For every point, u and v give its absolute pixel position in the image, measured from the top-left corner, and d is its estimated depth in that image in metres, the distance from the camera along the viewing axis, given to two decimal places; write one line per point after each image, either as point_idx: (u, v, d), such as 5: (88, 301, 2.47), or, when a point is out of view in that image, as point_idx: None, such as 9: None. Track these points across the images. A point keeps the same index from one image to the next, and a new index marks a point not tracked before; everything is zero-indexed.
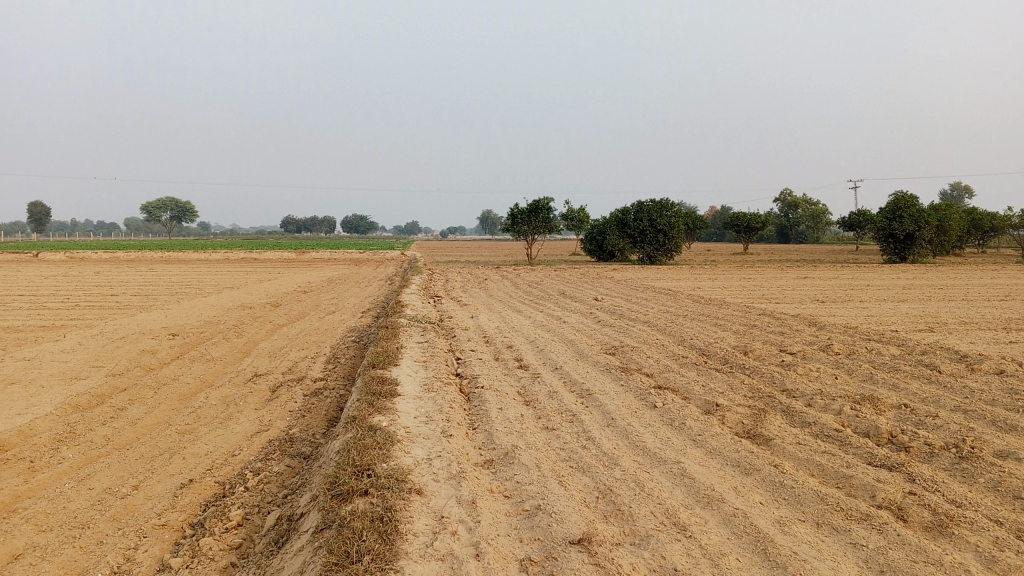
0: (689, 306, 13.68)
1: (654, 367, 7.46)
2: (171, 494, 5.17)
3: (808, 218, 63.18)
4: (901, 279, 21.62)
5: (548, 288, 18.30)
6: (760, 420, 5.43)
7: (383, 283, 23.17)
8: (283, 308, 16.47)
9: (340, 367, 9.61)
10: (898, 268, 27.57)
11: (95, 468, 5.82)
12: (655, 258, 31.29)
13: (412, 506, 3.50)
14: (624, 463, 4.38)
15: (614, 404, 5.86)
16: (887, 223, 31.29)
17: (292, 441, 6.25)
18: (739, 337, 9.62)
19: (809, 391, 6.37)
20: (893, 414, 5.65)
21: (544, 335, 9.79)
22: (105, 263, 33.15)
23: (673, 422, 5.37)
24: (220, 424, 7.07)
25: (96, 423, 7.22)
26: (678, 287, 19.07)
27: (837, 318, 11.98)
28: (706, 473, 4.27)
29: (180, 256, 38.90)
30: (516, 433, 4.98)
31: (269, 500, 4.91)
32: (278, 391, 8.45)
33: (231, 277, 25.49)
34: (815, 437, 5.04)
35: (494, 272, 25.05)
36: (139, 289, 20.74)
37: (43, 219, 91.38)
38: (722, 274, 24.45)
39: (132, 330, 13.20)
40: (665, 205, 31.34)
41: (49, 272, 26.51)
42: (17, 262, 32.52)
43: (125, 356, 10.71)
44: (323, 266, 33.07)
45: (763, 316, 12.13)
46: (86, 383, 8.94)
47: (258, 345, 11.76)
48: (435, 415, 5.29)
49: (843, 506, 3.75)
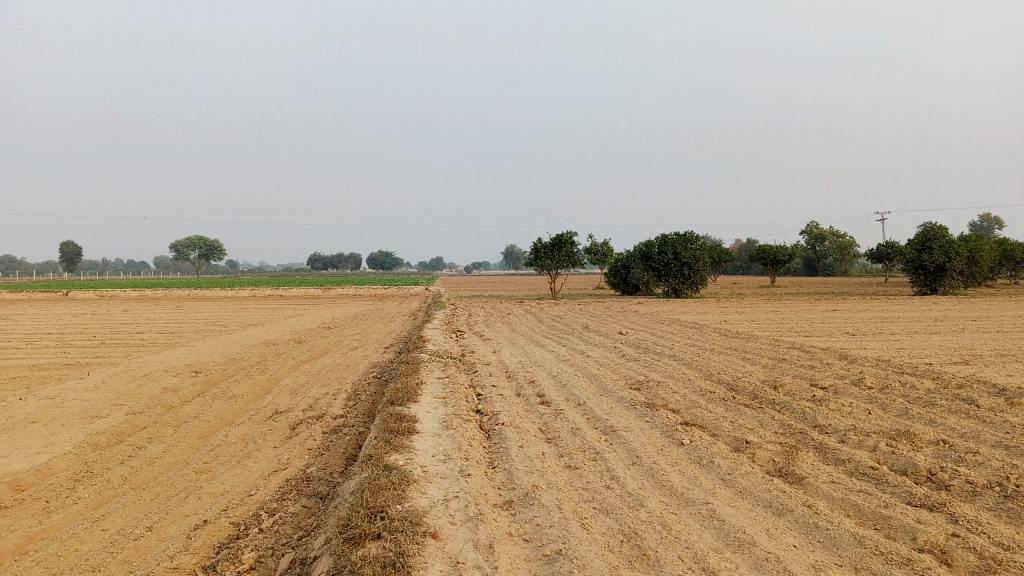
0: (716, 340, 13.43)
1: (681, 403, 7.26)
2: (184, 536, 5.05)
3: (835, 250, 62.51)
4: (932, 311, 21.20)
5: (572, 322, 18.10)
6: (792, 457, 5.22)
7: (407, 318, 23.10)
8: (307, 344, 16.44)
9: (360, 404, 9.49)
10: (929, 299, 27.07)
11: (109, 509, 5.72)
12: (679, 291, 31.02)
13: (426, 550, 3.35)
14: (649, 504, 4.20)
15: (640, 441, 5.67)
16: (916, 254, 30.82)
17: (309, 481, 6.12)
18: (768, 371, 9.38)
19: (842, 426, 6.14)
20: (932, 451, 5.41)
21: (567, 370, 9.62)
22: (133, 301, 33.45)
23: (701, 460, 5.17)
24: (238, 463, 6.97)
25: (113, 462, 7.14)
26: (704, 321, 18.82)
27: (868, 351, 11.68)
28: (736, 514, 4.08)
29: (206, 293, 39.18)
30: (537, 472, 4.81)
31: (283, 542, 4.77)
32: (298, 428, 8.34)
33: (256, 314, 25.55)
34: (850, 475, 4.83)
35: (517, 307, 24.89)
36: (165, 326, 20.84)
37: (74, 258, 92.75)
38: (748, 307, 24.11)
39: (155, 367, 13.20)
40: (690, 238, 31.16)
41: (77, 311, 26.77)
42: (47, 301, 32.96)
43: (147, 394, 10.68)
44: (347, 302, 33.25)
45: (791, 349, 11.87)
46: (106, 421, 8.89)
47: (280, 382, 11.68)
48: (454, 453, 5.15)
49: (883, 549, 3.54)
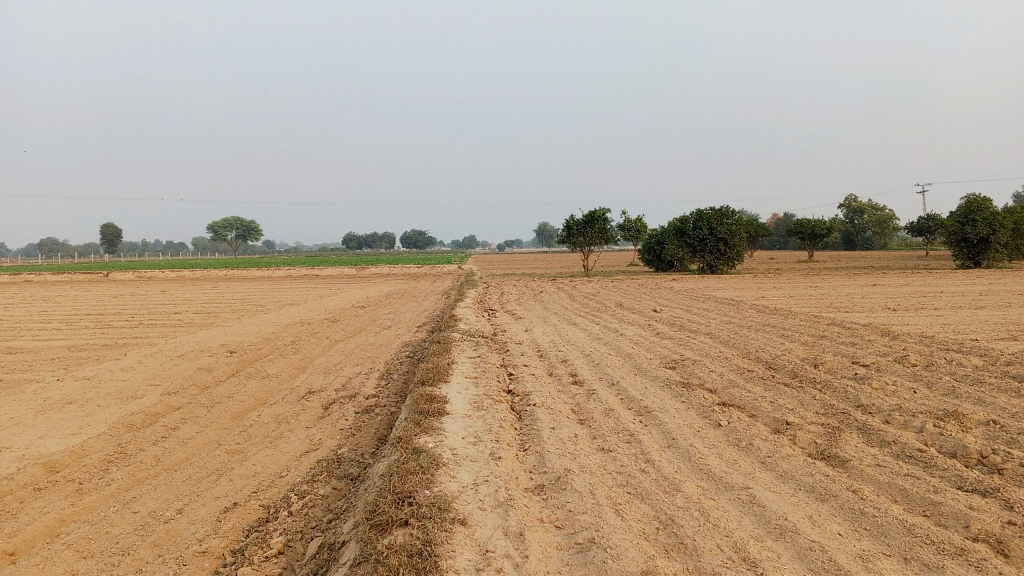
0: (753, 317, 13.17)
1: (718, 382, 7.08)
2: (214, 519, 5.01)
3: (874, 224, 61.41)
4: (977, 285, 20.61)
5: (605, 300, 17.89)
6: (835, 439, 5.02)
7: (440, 296, 23.07)
8: (341, 324, 16.45)
9: (393, 384, 9.44)
10: (972, 273, 26.36)
11: (141, 491, 5.71)
12: (715, 267, 30.63)
13: (454, 538, 3.24)
14: (686, 489, 4.06)
15: (675, 423, 5.51)
16: (959, 226, 30.04)
17: (339, 462, 6.05)
18: (807, 349, 9.13)
19: (887, 407, 5.92)
20: (982, 432, 5.17)
21: (600, 349, 9.48)
22: (171, 281, 33.87)
23: (739, 442, 5.01)
24: (270, 444, 6.94)
25: (147, 443, 7.15)
26: (740, 297, 18.52)
27: (911, 327, 11.36)
28: (777, 500, 3.91)
29: (243, 273, 39.58)
30: (569, 455, 4.68)
31: (313, 526, 4.71)
32: (330, 408, 8.30)
33: (291, 293, 25.69)
34: (896, 458, 4.63)
35: (551, 285, 24.69)
36: (202, 306, 21.02)
37: (114, 239, 94.40)
38: (785, 283, 23.69)
39: (191, 347, 13.29)
40: (726, 213, 30.68)
41: (117, 292, 27.13)
42: (89, 282, 33.52)
43: (182, 374, 10.74)
44: (381, 281, 33.30)
45: (831, 326, 11.57)
46: (141, 402, 8.94)
47: (314, 362, 11.67)
48: (484, 435, 5.03)
49: (934, 538, 3.35)
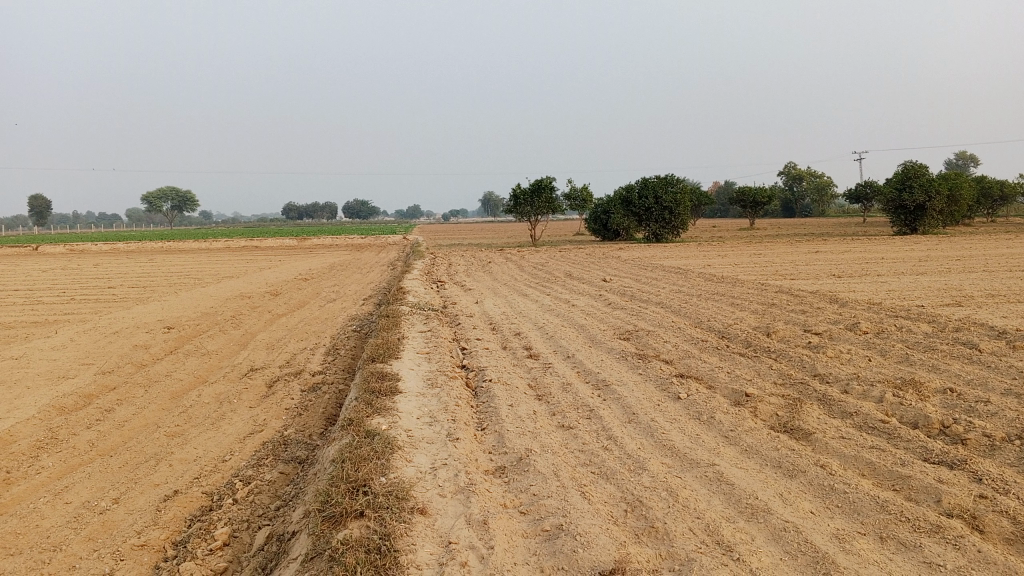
0: (702, 285, 13.19)
1: (674, 353, 6.98)
2: (154, 508, 4.72)
3: (813, 191, 62.51)
4: (915, 251, 21.05)
5: (553, 270, 17.75)
6: (797, 411, 4.95)
7: (386, 268, 22.66)
8: (284, 297, 15.98)
9: (340, 360, 9.15)
10: (908, 239, 27.01)
11: (74, 479, 5.37)
12: (660, 236, 30.78)
13: (414, 530, 3.04)
14: (651, 467, 3.91)
15: (635, 396, 5.37)
16: (896, 193, 30.65)
17: (286, 445, 5.78)
18: (759, 317, 9.12)
19: (844, 376, 5.89)
20: (940, 401, 5.17)
21: (553, 320, 9.33)
22: (105, 254, 32.70)
23: (701, 415, 4.90)
24: (212, 425, 6.62)
25: (80, 427, 6.76)
26: (687, 265, 18.60)
27: (857, 293, 11.47)
28: (745, 477, 3.80)
29: (180, 245, 38.31)
30: (529, 433, 4.51)
31: (259, 514, 4.46)
32: (275, 387, 7.99)
33: (231, 266, 24.93)
34: (859, 430, 4.58)
35: (498, 255, 24.44)
36: (137, 280, 20.25)
37: (44, 211, 91.06)
38: (731, 251, 23.86)
39: (126, 324, 12.73)
40: (671, 181, 30.78)
41: (47, 265, 26.06)
42: (17, 256, 32.17)
43: (117, 352, 10.26)
44: (325, 252, 32.59)
45: (779, 293, 11.62)
46: (73, 382, 8.49)
47: (256, 337, 11.28)
48: (440, 415, 4.83)
49: (909, 516, 3.27)
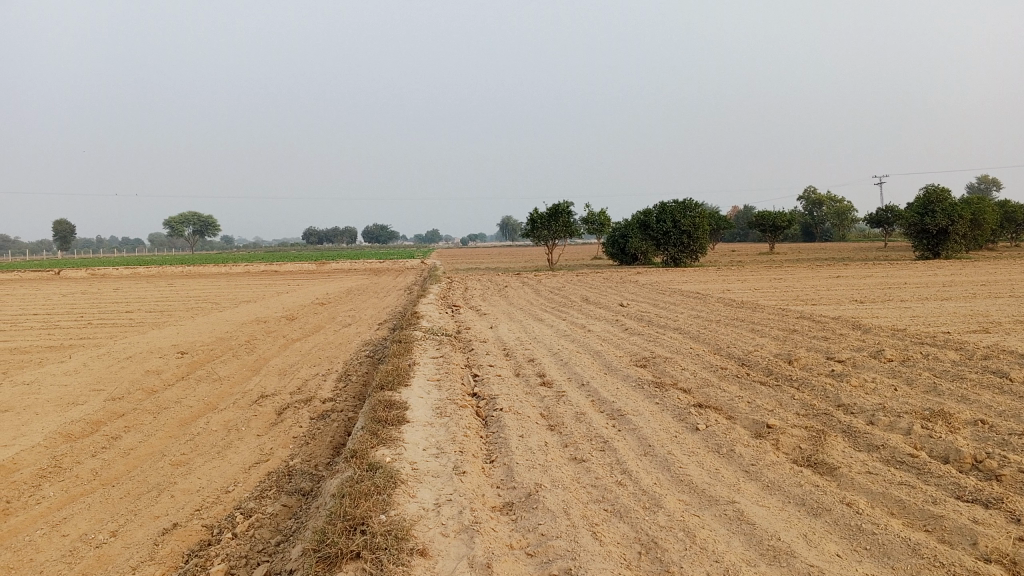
0: (721, 310, 12.96)
1: (692, 381, 6.77)
2: (151, 542, 4.57)
3: (833, 216, 62.07)
4: (939, 276, 20.68)
5: (570, 294, 17.58)
6: (821, 444, 4.72)
7: (402, 292, 22.56)
8: (300, 322, 15.90)
9: (351, 386, 9.00)
10: (932, 264, 26.62)
11: (73, 510, 5.23)
12: (679, 260, 30.55)
13: (413, 573, 2.86)
14: (667, 504, 3.71)
15: (651, 427, 5.17)
16: (918, 217, 30.25)
17: (291, 476, 5.62)
18: (780, 344, 8.89)
19: (870, 406, 5.66)
20: (970, 433, 4.92)
21: (568, 347, 9.14)
22: (125, 279, 32.92)
23: (720, 448, 4.69)
24: (217, 454, 6.47)
25: (84, 455, 6.64)
26: (706, 290, 18.36)
27: (881, 320, 11.20)
28: (767, 516, 3.59)
29: (200, 269, 38.52)
30: (540, 467, 4.32)
31: (259, 549, 4.29)
32: (284, 414, 7.84)
33: (248, 290, 24.95)
34: (886, 464, 4.35)
35: (514, 279, 24.33)
36: (154, 305, 20.26)
37: (67, 236, 92.27)
38: (750, 276, 23.57)
39: (140, 349, 12.67)
40: (689, 205, 30.58)
41: (67, 290, 26.24)
42: (39, 280, 32.40)
43: (129, 378, 10.18)
44: (343, 277, 32.61)
45: (801, 319, 11.37)
46: (82, 409, 8.39)
47: (269, 363, 11.16)
48: (447, 446, 4.65)
49: (944, 560, 3.04)
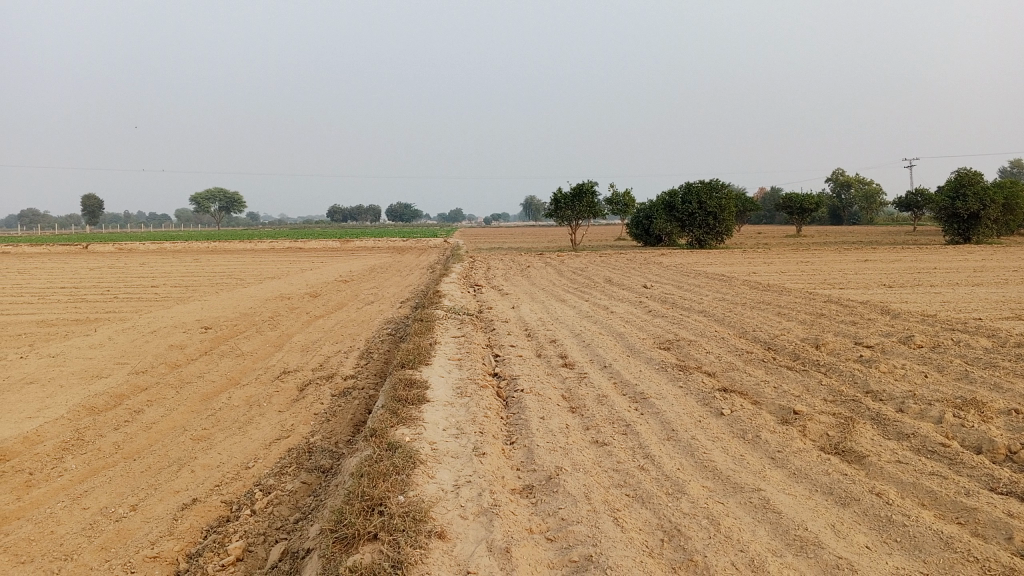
0: (746, 293, 12.81)
1: (716, 365, 6.66)
2: (171, 517, 4.57)
3: (861, 199, 61.24)
4: (971, 261, 20.30)
5: (594, 275, 17.46)
6: (849, 431, 4.62)
7: (425, 271, 22.56)
8: (323, 299, 15.93)
9: (372, 364, 8.98)
10: (962, 249, 26.13)
11: (94, 484, 5.24)
12: (704, 242, 30.28)
13: (431, 557, 2.81)
14: (691, 491, 3.63)
15: (675, 411, 5.08)
16: (949, 201, 29.72)
17: (311, 453, 5.60)
18: (807, 328, 8.74)
19: (899, 393, 5.53)
20: (1004, 423, 4.79)
21: (591, 328, 9.05)
22: (152, 254, 33.21)
23: (745, 434, 4.59)
24: (238, 430, 6.48)
25: (107, 428, 6.67)
26: (731, 272, 18.17)
27: (910, 305, 11.00)
28: (794, 504, 3.50)
29: (226, 245, 38.85)
30: (560, 449, 4.25)
31: (277, 527, 4.27)
32: (305, 390, 7.85)
33: (272, 267, 25.07)
34: (918, 453, 4.24)
35: (537, 259, 24.26)
36: (179, 280, 20.40)
37: (96, 210, 93.40)
38: (776, 258, 23.31)
39: (164, 323, 12.74)
40: (716, 186, 30.25)
41: (94, 264, 26.55)
42: (68, 254, 32.82)
43: (152, 352, 10.24)
44: (367, 255, 32.73)
45: (828, 303, 11.20)
46: (106, 382, 8.44)
47: (292, 339, 11.18)
48: (467, 427, 4.60)
49: (978, 555, 2.94)
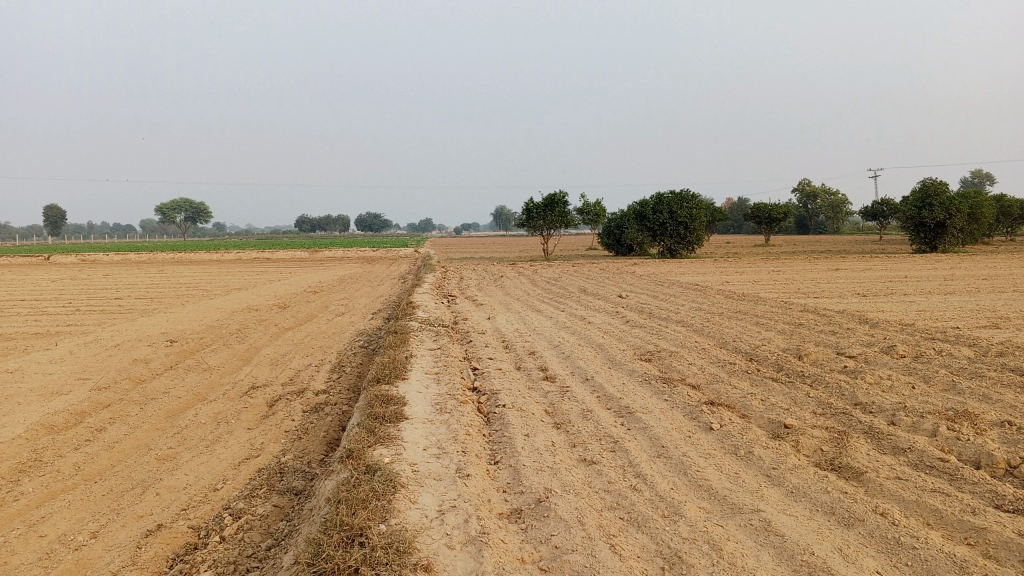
0: (722, 303, 12.72)
1: (700, 376, 6.52)
2: (134, 545, 4.29)
3: (828, 209, 62.00)
4: (938, 269, 20.47)
5: (567, 285, 17.32)
6: (844, 446, 4.47)
7: (396, 281, 22.26)
8: (293, 310, 15.60)
9: (345, 378, 8.72)
10: (930, 257, 26.42)
11: (51, 509, 4.94)
12: (675, 251, 30.31)
13: None
14: (687, 513, 3.45)
15: (663, 426, 4.91)
16: (916, 211, 30.06)
17: (282, 474, 5.34)
18: (787, 338, 8.63)
19: (889, 405, 5.41)
20: (999, 435, 4.67)
21: (569, 339, 8.87)
22: (116, 264, 32.49)
23: (737, 450, 4.43)
24: (206, 449, 6.19)
25: (67, 448, 6.34)
26: (704, 281, 18.12)
27: (887, 314, 10.96)
28: (797, 527, 3.33)
29: (192, 256, 38.20)
30: (548, 469, 4.06)
31: (248, 555, 4.02)
32: (276, 406, 7.56)
33: (239, 278, 24.62)
34: (916, 469, 4.11)
35: (509, 269, 24.06)
36: (144, 292, 19.91)
37: (57, 222, 91.66)
38: (748, 268, 23.36)
39: (128, 337, 12.35)
40: (687, 196, 30.31)
41: (56, 276, 25.89)
42: (27, 265, 31.97)
43: (116, 366, 9.87)
44: (335, 265, 32.28)
45: (805, 313, 11.12)
46: (66, 399, 8.09)
47: (261, 352, 10.86)
48: (450, 445, 4.40)
49: None
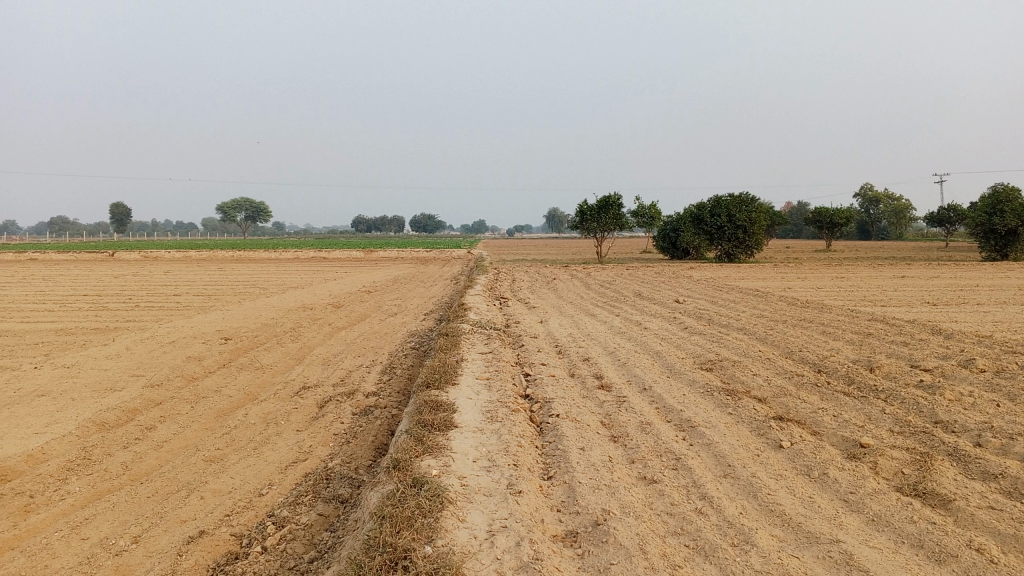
0: (785, 310, 12.25)
1: (765, 388, 6.18)
2: (175, 552, 4.16)
3: (891, 214, 60.28)
4: (1013, 279, 19.54)
5: (622, 289, 16.98)
6: (928, 469, 4.12)
7: (449, 282, 22.16)
8: (346, 310, 15.56)
9: (395, 380, 8.57)
10: (1001, 265, 25.34)
11: (96, 510, 4.86)
12: (733, 256, 29.65)
13: None
14: (759, 542, 3.16)
15: (728, 443, 4.61)
16: (986, 217, 28.89)
17: (328, 480, 5.18)
18: (857, 349, 8.20)
19: (974, 425, 5.01)
20: None
21: (625, 345, 8.57)
22: (178, 262, 33.06)
23: (810, 471, 4.12)
24: (254, 451, 6.08)
25: (116, 447, 6.29)
26: (765, 287, 17.59)
27: (961, 324, 10.40)
28: (882, 561, 3.02)
29: (251, 254, 38.73)
30: (605, 487, 3.81)
31: (289, 568, 3.86)
32: (325, 409, 7.44)
33: (295, 276, 24.81)
34: (1011, 497, 3.74)
35: (562, 272, 23.83)
36: (202, 289, 20.16)
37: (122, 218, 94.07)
38: (810, 274, 22.70)
39: (184, 333, 12.42)
40: (746, 200, 29.66)
41: (119, 272, 26.42)
42: (93, 262, 32.72)
43: (170, 364, 9.90)
44: (389, 265, 32.31)
45: (874, 322, 10.60)
46: (119, 396, 8.08)
47: (313, 352, 10.80)
48: (501, 458, 4.18)
49: None
